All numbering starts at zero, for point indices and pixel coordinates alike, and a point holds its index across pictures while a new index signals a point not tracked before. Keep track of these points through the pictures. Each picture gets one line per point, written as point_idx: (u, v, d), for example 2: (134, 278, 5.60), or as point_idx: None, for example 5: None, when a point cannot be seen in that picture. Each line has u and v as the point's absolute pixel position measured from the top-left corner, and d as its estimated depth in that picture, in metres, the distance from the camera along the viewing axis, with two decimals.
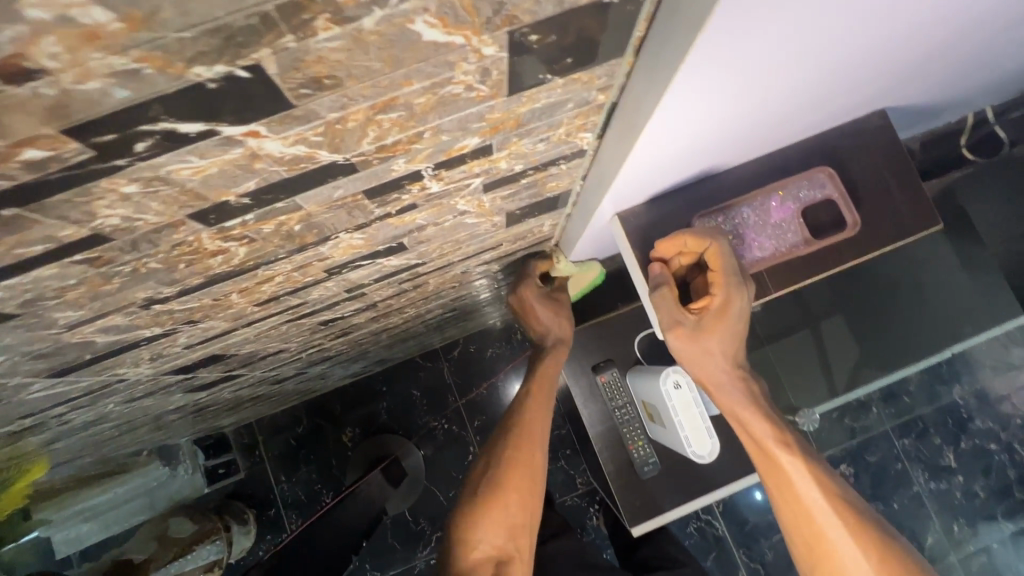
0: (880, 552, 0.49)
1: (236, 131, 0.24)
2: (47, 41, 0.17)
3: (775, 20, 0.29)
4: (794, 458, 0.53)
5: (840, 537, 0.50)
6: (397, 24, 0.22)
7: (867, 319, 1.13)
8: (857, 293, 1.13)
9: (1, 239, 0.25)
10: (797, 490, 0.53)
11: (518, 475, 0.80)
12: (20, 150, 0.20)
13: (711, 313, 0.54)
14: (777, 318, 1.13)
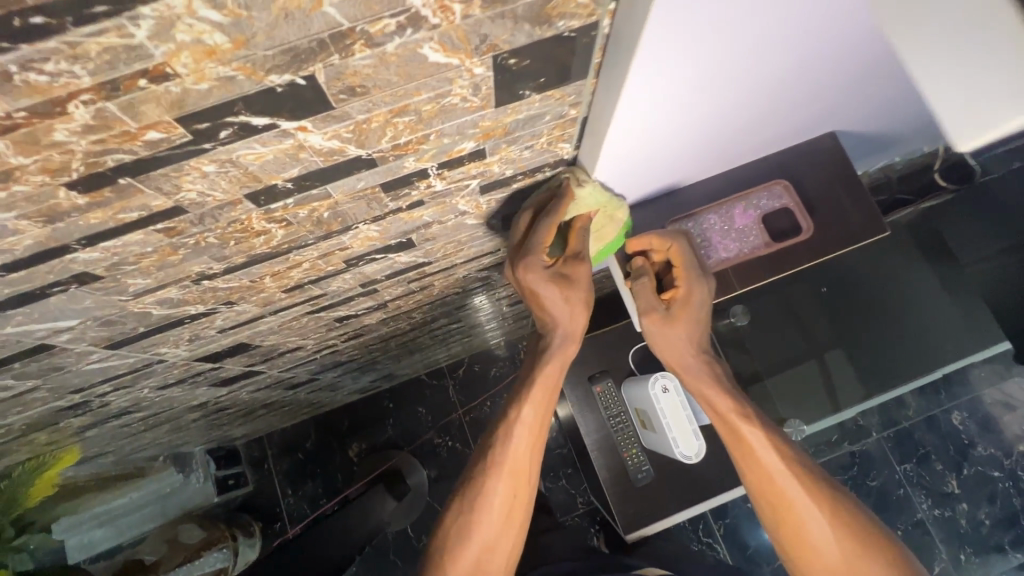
0: (832, 504, 0.55)
1: (290, 125, 0.33)
2: (184, 54, 0.25)
3: (694, 46, 0.38)
4: (755, 428, 0.58)
5: (796, 496, 0.55)
6: (410, 49, 0.31)
7: (854, 341, 1.19)
8: (841, 317, 1.19)
9: (112, 205, 0.34)
10: (758, 457, 0.57)
11: (507, 500, 0.65)
12: (145, 132, 0.29)
13: (678, 302, 0.62)
14: (764, 341, 1.20)
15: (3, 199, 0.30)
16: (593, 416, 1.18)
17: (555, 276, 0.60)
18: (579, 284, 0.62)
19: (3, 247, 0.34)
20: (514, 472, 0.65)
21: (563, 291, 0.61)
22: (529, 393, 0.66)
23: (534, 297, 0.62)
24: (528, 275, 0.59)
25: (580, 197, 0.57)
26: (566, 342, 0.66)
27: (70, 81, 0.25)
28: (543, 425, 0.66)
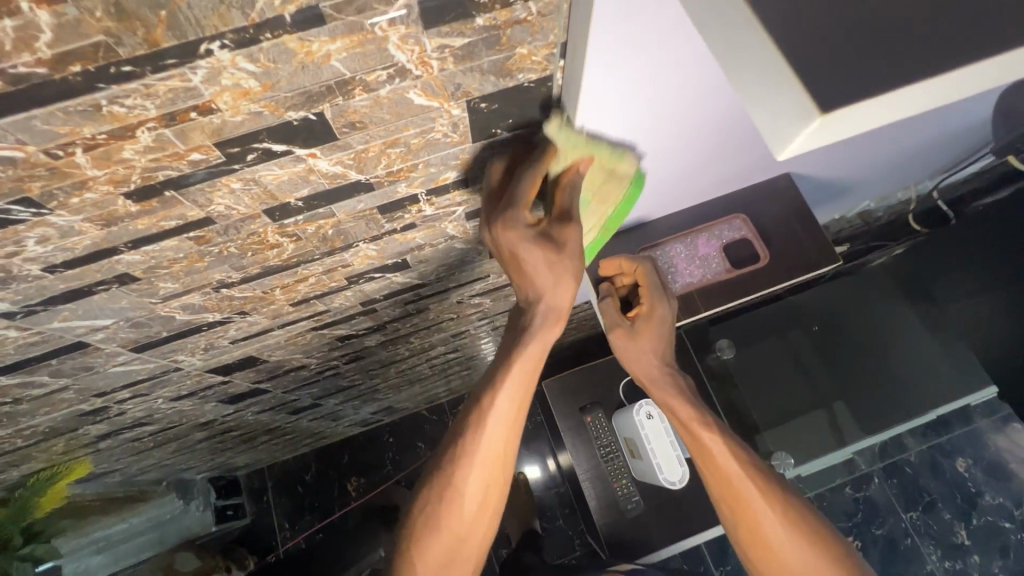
0: (783, 505, 0.62)
1: (303, 152, 0.41)
2: (226, 95, 0.34)
3: (633, 88, 0.46)
4: (714, 435, 0.65)
5: (753, 496, 0.62)
6: (399, 93, 0.39)
7: (846, 387, 1.29)
8: (828, 359, 1.32)
9: (156, 213, 0.42)
10: (718, 461, 0.64)
11: (479, 493, 0.58)
12: (190, 153, 0.37)
13: (642, 319, 0.69)
14: (757, 384, 1.32)
15: (76, 204, 0.38)
16: (584, 447, 1.21)
17: (541, 238, 0.51)
18: (569, 250, 0.52)
19: (66, 246, 0.42)
20: (486, 464, 0.57)
21: (548, 255, 0.52)
22: (503, 378, 0.56)
23: (516, 260, 0.53)
24: (504, 236, 0.51)
25: (566, 143, 0.50)
26: (551, 317, 0.56)
27: (141, 113, 0.33)
28: (516, 414, 0.57)
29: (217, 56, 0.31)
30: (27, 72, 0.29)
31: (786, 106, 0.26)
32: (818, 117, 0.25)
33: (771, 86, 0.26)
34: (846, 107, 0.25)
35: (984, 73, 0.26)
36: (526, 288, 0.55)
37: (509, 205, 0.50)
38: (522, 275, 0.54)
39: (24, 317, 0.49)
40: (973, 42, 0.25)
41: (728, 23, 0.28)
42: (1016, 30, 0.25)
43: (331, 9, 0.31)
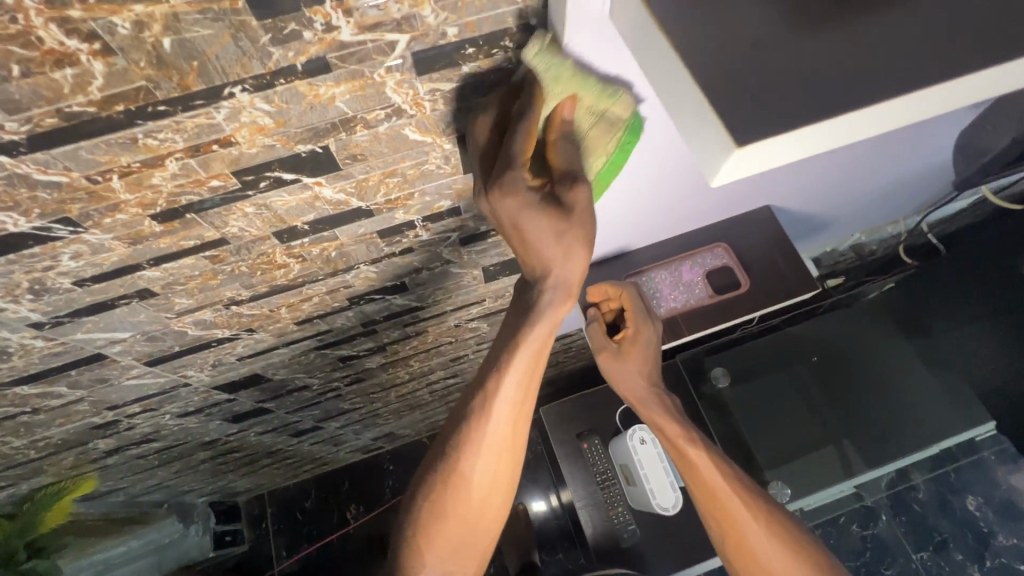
0: (767, 518, 0.64)
1: (310, 180, 0.46)
2: (244, 130, 0.39)
3: None
4: (699, 451, 0.69)
5: (737, 508, 0.65)
6: (396, 130, 0.44)
7: (853, 425, 1.28)
8: (829, 390, 1.33)
9: (177, 233, 0.47)
10: (703, 475, 0.68)
11: (490, 478, 0.56)
12: (212, 180, 0.42)
13: (627, 341, 0.72)
14: (761, 419, 1.33)
15: (109, 223, 0.43)
16: (581, 474, 1.22)
17: (543, 202, 0.44)
18: (581, 215, 0.45)
19: (96, 261, 0.47)
20: (495, 451, 0.54)
21: (553, 223, 0.45)
22: (511, 360, 0.51)
23: (520, 233, 0.46)
24: (503, 205, 0.44)
25: (546, 77, 0.42)
26: (561, 294, 0.49)
27: (171, 145, 0.38)
28: (525, 396, 0.54)
29: (238, 97, 0.36)
30: (80, 111, 0.34)
31: (712, 138, 0.30)
32: (735, 149, 0.29)
33: (701, 123, 0.31)
34: (759, 141, 0.29)
35: (880, 113, 0.30)
36: (534, 263, 0.49)
37: (505, 168, 0.43)
38: (527, 249, 0.48)
39: (51, 328, 0.54)
40: (866, 89, 0.29)
41: (670, 69, 0.32)
42: (898, 80, 0.29)
43: (336, 59, 0.36)
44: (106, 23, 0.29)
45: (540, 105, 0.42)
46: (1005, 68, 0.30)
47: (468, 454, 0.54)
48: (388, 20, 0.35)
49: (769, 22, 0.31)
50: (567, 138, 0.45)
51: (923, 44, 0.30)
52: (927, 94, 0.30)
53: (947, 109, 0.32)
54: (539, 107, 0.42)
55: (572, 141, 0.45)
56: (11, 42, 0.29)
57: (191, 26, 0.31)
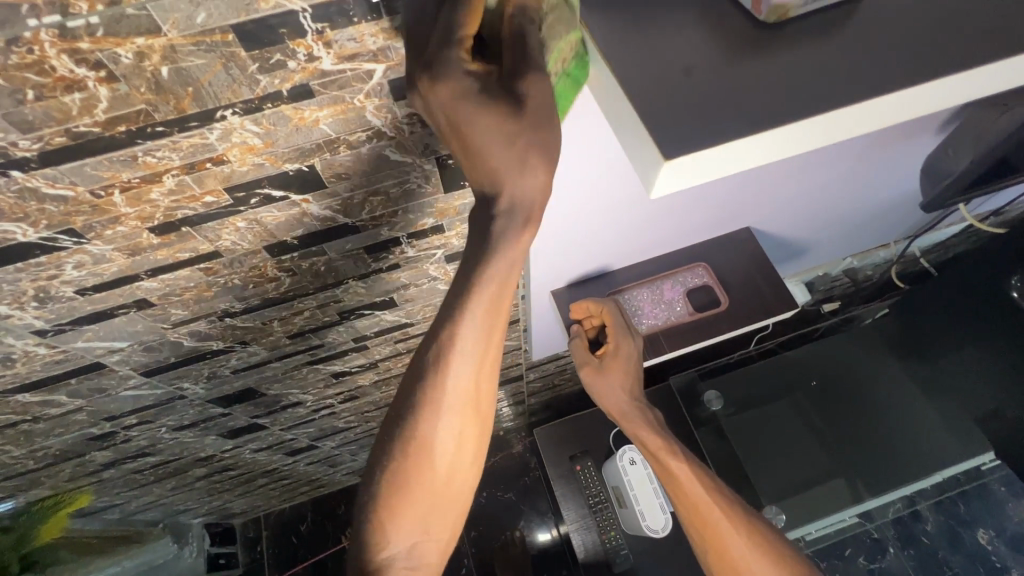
0: (748, 530, 0.65)
1: (298, 198, 0.50)
2: (235, 150, 0.43)
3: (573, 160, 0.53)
4: (680, 462, 0.70)
5: (719, 520, 0.66)
6: (377, 151, 0.48)
7: (855, 452, 1.33)
8: (826, 417, 1.38)
9: (173, 246, 0.50)
10: (684, 487, 0.69)
11: (452, 443, 0.48)
12: (205, 196, 0.46)
13: (608, 356, 0.74)
14: (763, 446, 1.39)
15: (110, 235, 0.47)
16: (574, 496, 1.21)
17: (486, 92, 0.34)
18: (540, 107, 0.35)
19: (98, 271, 0.50)
20: (456, 411, 0.46)
21: (501, 118, 0.34)
22: (465, 308, 0.42)
23: (459, 136, 0.36)
24: (435, 97, 0.35)
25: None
26: (522, 216, 0.37)
27: (168, 163, 0.42)
28: (487, 349, 0.44)
29: (230, 119, 0.40)
30: (86, 131, 0.37)
31: (647, 153, 0.33)
32: (664, 161, 0.31)
33: (639, 140, 0.34)
34: (686, 155, 0.31)
35: (798, 133, 0.33)
36: (481, 179, 0.37)
37: (437, 48, 0.34)
38: (471, 160, 0.37)
39: (54, 336, 0.57)
40: (784, 112, 0.32)
41: (615, 93, 0.35)
42: (812, 105, 0.32)
43: (318, 86, 0.40)
44: (111, 54, 0.33)
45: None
46: (909, 93, 0.33)
47: (426, 417, 0.46)
48: (365, 51, 0.39)
49: (700, 57, 0.35)
50: (524, 15, 0.35)
51: (836, 75, 0.34)
52: (839, 116, 0.33)
53: (864, 130, 0.35)
54: None
55: (532, 19, 0.35)
56: (28, 70, 0.33)
57: (187, 56, 0.35)
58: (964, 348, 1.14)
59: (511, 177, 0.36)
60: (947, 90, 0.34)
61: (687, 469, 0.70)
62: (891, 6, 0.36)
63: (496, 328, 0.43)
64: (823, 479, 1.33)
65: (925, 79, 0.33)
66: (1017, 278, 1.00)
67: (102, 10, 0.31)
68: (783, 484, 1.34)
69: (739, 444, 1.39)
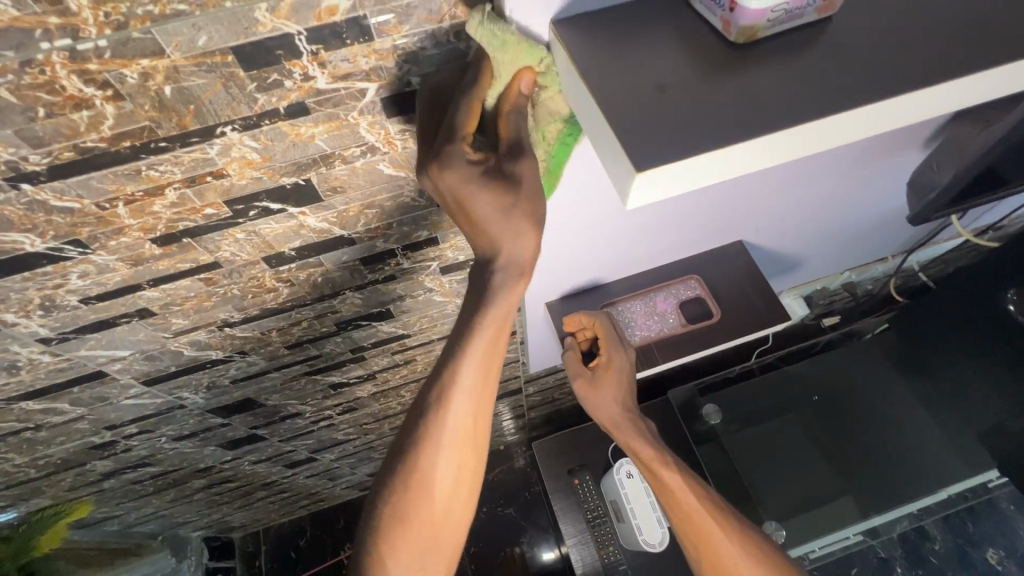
0: (743, 539, 0.66)
1: (295, 211, 0.52)
2: (234, 164, 0.45)
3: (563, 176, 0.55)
4: (674, 472, 0.71)
5: (713, 529, 0.66)
6: (371, 165, 0.50)
7: (857, 468, 1.32)
8: (830, 431, 1.37)
9: (175, 256, 0.52)
10: (678, 497, 0.69)
11: (452, 474, 0.50)
12: (206, 209, 0.48)
13: (602, 367, 0.75)
14: (766, 465, 1.37)
15: (113, 245, 0.49)
16: (572, 511, 1.20)
17: (487, 174, 0.41)
18: (529, 187, 0.42)
19: (101, 281, 0.52)
20: (457, 442, 0.50)
21: (500, 197, 0.41)
22: (465, 347, 0.47)
23: (464, 211, 0.43)
24: (443, 180, 0.41)
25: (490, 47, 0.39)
26: (516, 271, 0.44)
27: (170, 176, 0.44)
28: (485, 384, 0.49)
29: (229, 135, 0.42)
30: (92, 146, 0.39)
31: (621, 165, 0.34)
32: (636, 173, 0.33)
33: (614, 153, 0.35)
34: (657, 167, 0.33)
35: (767, 144, 0.34)
36: (483, 244, 0.44)
37: (445, 143, 0.41)
38: (474, 230, 0.44)
39: (58, 344, 0.58)
40: (752, 126, 0.34)
41: (591, 110, 0.37)
42: (780, 120, 0.34)
43: (314, 104, 0.42)
44: (118, 74, 0.36)
45: (488, 77, 0.41)
46: (872, 109, 0.35)
47: (428, 450, 0.49)
48: (357, 71, 0.41)
49: (673, 74, 0.36)
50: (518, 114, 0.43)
51: (804, 92, 0.35)
52: (806, 130, 0.34)
53: (830, 145, 0.37)
54: (484, 86, 0.41)
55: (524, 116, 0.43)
56: (39, 89, 0.35)
57: (189, 76, 0.37)
58: (970, 366, 1.13)
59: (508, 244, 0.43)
60: (909, 107, 0.36)
61: (679, 479, 0.70)
62: (855, 26, 0.38)
63: (493, 365, 0.48)
64: (826, 495, 1.31)
65: (886, 96, 0.34)
66: (1014, 292, 1.00)
67: (110, 33, 0.33)
68: (785, 500, 1.33)
69: (742, 461, 1.37)
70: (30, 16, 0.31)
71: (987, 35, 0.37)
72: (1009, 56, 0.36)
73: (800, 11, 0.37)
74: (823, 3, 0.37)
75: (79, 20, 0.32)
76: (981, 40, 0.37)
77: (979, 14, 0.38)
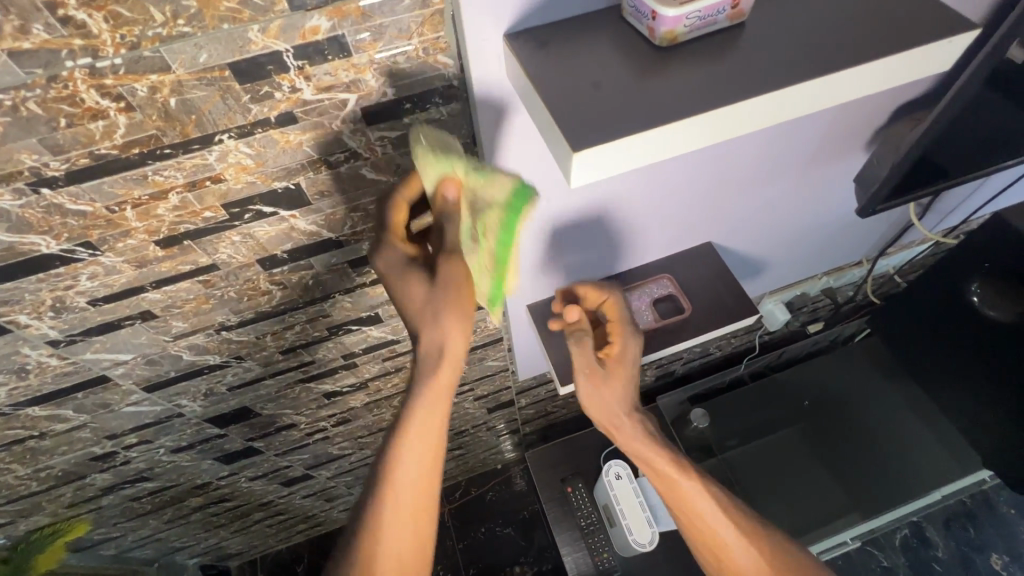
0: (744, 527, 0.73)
1: (287, 214, 0.57)
2: (230, 170, 0.50)
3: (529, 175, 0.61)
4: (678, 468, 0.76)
5: (717, 519, 0.73)
6: (355, 170, 0.55)
7: (857, 475, 1.36)
8: (826, 441, 1.41)
9: (177, 258, 0.57)
10: (682, 490, 0.75)
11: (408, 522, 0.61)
12: (205, 212, 0.53)
13: (612, 358, 0.77)
14: (768, 478, 1.40)
15: (120, 247, 0.53)
16: (565, 520, 1.21)
17: (411, 265, 0.56)
18: (442, 282, 0.54)
19: (108, 282, 0.57)
20: (410, 497, 0.60)
21: (419, 285, 0.56)
22: (412, 412, 0.58)
23: (395, 289, 0.57)
24: (379, 265, 0.57)
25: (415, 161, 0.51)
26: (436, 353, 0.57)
27: (173, 181, 0.49)
28: (430, 446, 0.59)
29: (226, 142, 0.48)
30: (105, 153, 0.45)
31: (563, 150, 0.40)
32: (574, 154, 0.38)
33: (558, 141, 0.41)
34: (592, 148, 0.38)
35: (687, 128, 0.40)
36: (410, 320, 0.57)
37: (384, 235, 0.56)
38: (401, 304, 0.58)
39: (65, 347, 0.63)
40: (673, 113, 0.39)
41: (538, 107, 0.43)
42: (696, 108, 0.39)
43: (301, 114, 0.48)
44: (130, 88, 0.41)
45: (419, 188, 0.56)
46: (780, 95, 0.40)
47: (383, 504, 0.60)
48: (339, 83, 0.46)
49: (608, 77, 0.42)
50: (446, 216, 0.53)
51: (718, 87, 0.41)
52: (719, 115, 0.40)
53: (746, 128, 0.42)
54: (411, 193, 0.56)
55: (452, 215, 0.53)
56: (63, 102, 0.41)
57: (192, 89, 0.43)
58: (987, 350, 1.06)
59: (425, 324, 0.56)
60: (811, 92, 0.41)
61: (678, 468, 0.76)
62: (763, 30, 0.44)
63: (434, 431, 0.59)
64: (827, 506, 1.35)
65: (791, 83, 0.40)
66: (977, 286, 1.02)
67: (124, 53, 0.39)
68: (788, 514, 1.35)
69: (744, 477, 1.40)
70: (58, 39, 0.37)
71: (876, 35, 0.43)
72: (892, 49, 0.42)
73: (712, 18, 0.43)
74: (732, 12, 0.43)
75: (99, 41, 0.38)
76: (870, 37, 0.43)
77: (869, 15, 0.44)
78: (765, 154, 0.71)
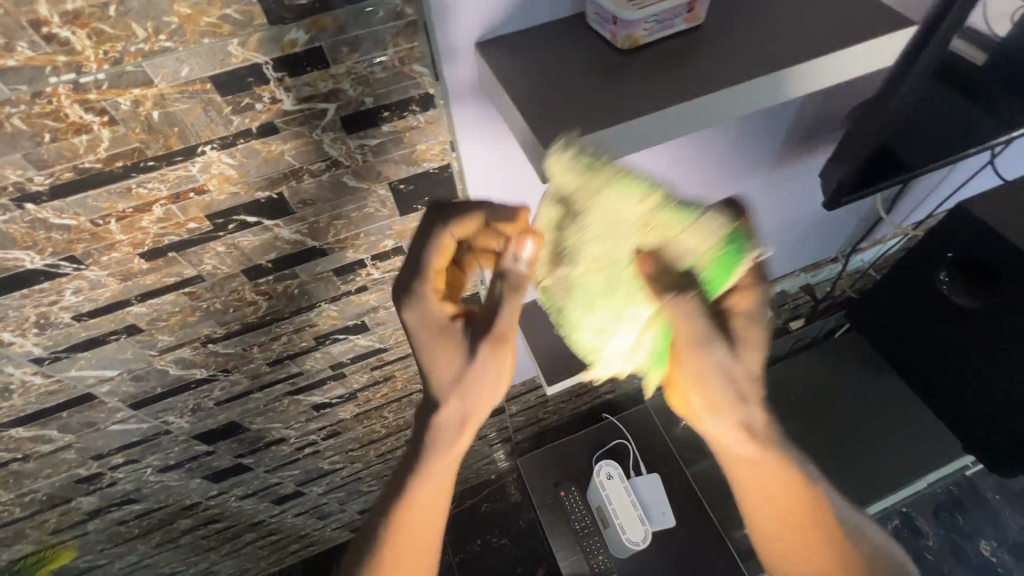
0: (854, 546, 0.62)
1: (270, 223, 0.58)
2: (214, 181, 0.51)
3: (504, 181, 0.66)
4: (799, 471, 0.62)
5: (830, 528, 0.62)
6: (337, 178, 0.56)
7: (867, 463, 1.37)
8: (820, 432, 1.40)
9: (161, 270, 0.57)
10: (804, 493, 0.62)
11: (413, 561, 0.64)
12: (189, 223, 0.54)
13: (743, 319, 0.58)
14: None
15: (105, 261, 0.54)
16: (560, 525, 1.21)
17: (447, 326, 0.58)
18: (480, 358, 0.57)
19: (93, 297, 0.57)
20: (416, 537, 0.63)
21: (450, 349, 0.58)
22: (422, 461, 0.62)
23: (424, 343, 0.58)
24: (412, 313, 0.57)
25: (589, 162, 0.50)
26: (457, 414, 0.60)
27: (157, 193, 0.50)
28: (438, 491, 0.63)
29: (208, 153, 0.49)
30: (89, 167, 0.46)
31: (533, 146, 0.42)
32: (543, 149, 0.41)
33: (529, 138, 0.43)
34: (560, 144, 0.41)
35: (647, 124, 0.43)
36: (437, 380, 0.59)
37: (421, 284, 0.57)
38: (430, 359, 0.58)
39: (50, 364, 0.63)
40: (633, 110, 0.42)
41: (509, 108, 0.46)
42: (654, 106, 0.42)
43: (282, 124, 0.49)
44: (113, 102, 0.43)
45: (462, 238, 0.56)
46: (728, 93, 0.43)
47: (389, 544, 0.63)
48: (318, 94, 0.48)
49: (574, 80, 0.45)
50: (510, 283, 0.53)
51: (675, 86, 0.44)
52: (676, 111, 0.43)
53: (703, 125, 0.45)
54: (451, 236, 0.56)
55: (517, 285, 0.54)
56: (47, 117, 0.42)
57: (173, 102, 0.44)
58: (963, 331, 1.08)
59: (451, 387, 0.58)
60: (763, 89, 0.44)
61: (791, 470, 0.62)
62: (718, 32, 0.47)
63: (442, 480, 0.63)
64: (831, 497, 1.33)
65: (742, 82, 0.43)
66: (946, 275, 1.07)
67: (107, 68, 0.41)
68: None
69: None
70: (43, 56, 0.38)
71: (822, 34, 0.46)
72: (837, 47, 0.45)
73: (671, 21, 0.45)
74: (689, 16, 0.46)
75: (83, 57, 0.39)
76: (816, 36, 0.46)
77: (816, 17, 0.47)
78: (731, 153, 0.74)
